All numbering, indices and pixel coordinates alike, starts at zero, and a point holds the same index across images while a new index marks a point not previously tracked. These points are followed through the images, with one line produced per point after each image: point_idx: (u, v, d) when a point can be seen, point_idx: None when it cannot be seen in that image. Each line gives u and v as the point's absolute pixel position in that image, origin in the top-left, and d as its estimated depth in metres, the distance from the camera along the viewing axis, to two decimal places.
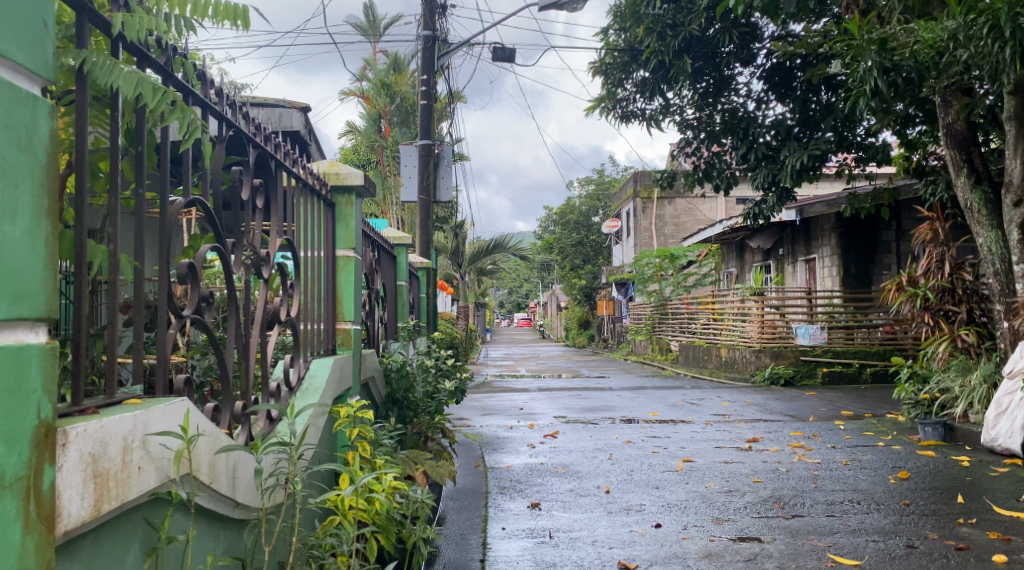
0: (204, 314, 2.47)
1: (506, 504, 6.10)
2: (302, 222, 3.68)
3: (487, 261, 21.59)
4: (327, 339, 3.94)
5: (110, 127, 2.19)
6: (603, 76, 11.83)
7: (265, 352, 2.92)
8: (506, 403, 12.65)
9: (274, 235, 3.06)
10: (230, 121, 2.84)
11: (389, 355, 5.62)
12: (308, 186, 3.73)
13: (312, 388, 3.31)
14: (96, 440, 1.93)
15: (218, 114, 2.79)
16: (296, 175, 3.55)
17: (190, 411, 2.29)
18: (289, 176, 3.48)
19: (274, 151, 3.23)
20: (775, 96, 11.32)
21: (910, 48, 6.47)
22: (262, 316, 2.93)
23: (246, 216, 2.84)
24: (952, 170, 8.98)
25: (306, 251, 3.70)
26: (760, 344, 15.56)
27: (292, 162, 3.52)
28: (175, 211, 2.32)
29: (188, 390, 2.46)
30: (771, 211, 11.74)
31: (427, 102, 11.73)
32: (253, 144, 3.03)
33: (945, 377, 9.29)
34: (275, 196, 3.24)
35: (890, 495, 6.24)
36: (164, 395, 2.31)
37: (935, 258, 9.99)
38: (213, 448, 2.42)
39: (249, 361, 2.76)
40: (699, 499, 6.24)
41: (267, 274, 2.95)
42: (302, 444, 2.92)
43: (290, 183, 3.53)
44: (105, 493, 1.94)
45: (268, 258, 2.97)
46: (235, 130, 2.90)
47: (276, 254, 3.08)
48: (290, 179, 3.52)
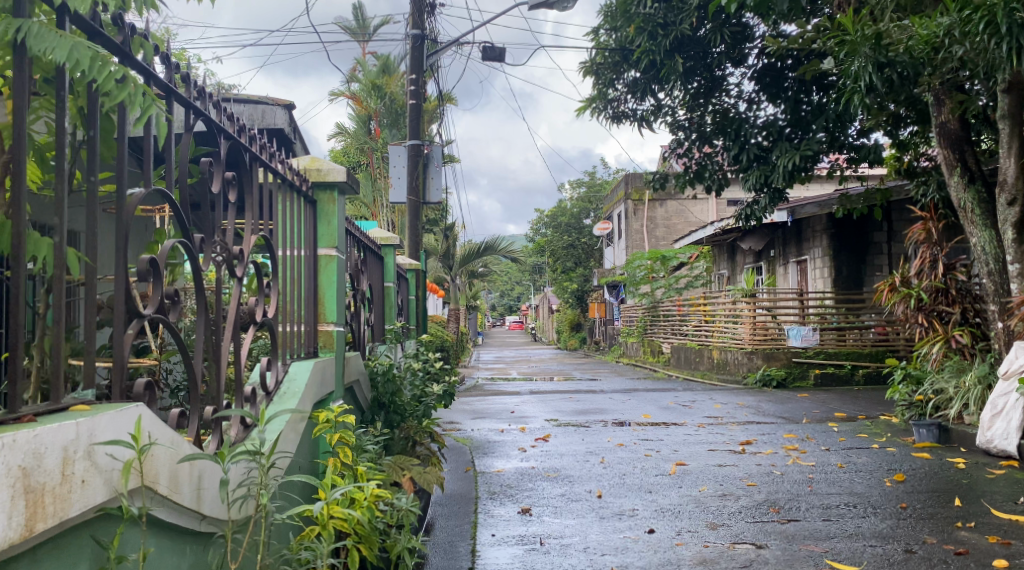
0: (169, 313, 2.35)
1: (497, 510, 5.98)
2: (280, 219, 3.55)
3: (478, 263, 21.50)
4: (307, 341, 3.82)
5: (56, 109, 2.10)
6: (594, 76, 11.75)
7: (238, 355, 2.79)
8: (497, 406, 12.53)
9: (248, 234, 2.93)
10: (199, 109, 2.72)
11: (375, 358, 5.50)
12: (288, 183, 3.61)
13: (290, 392, 3.18)
14: (29, 452, 1.81)
15: (185, 101, 2.66)
16: (274, 170, 3.43)
17: (141, 417, 2.12)
18: (266, 170, 3.36)
19: (248, 144, 3.11)
20: (767, 96, 11.22)
21: (905, 45, 6.36)
22: (236, 317, 2.80)
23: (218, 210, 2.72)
24: (945, 169, 8.89)
25: (285, 250, 3.59)
26: (752, 346, 15.51)
27: (271, 156, 3.40)
28: (131, 206, 2.22)
29: (150, 395, 2.33)
30: (762, 212, 11.63)
31: (416, 102, 11.61)
32: (225, 135, 2.91)
33: (939, 379, 9.16)
34: (250, 192, 3.11)
35: (887, 499, 6.14)
36: (120, 400, 2.18)
37: (928, 259, 9.92)
38: (173, 458, 2.28)
39: (221, 365, 2.64)
40: (693, 504, 6.13)
41: (242, 273, 2.81)
42: (278, 451, 2.79)
43: (268, 177, 3.40)
44: (39, 510, 1.82)
45: (242, 256, 2.83)
46: (204, 119, 2.77)
47: (251, 253, 2.94)
48: (267, 173, 3.39)
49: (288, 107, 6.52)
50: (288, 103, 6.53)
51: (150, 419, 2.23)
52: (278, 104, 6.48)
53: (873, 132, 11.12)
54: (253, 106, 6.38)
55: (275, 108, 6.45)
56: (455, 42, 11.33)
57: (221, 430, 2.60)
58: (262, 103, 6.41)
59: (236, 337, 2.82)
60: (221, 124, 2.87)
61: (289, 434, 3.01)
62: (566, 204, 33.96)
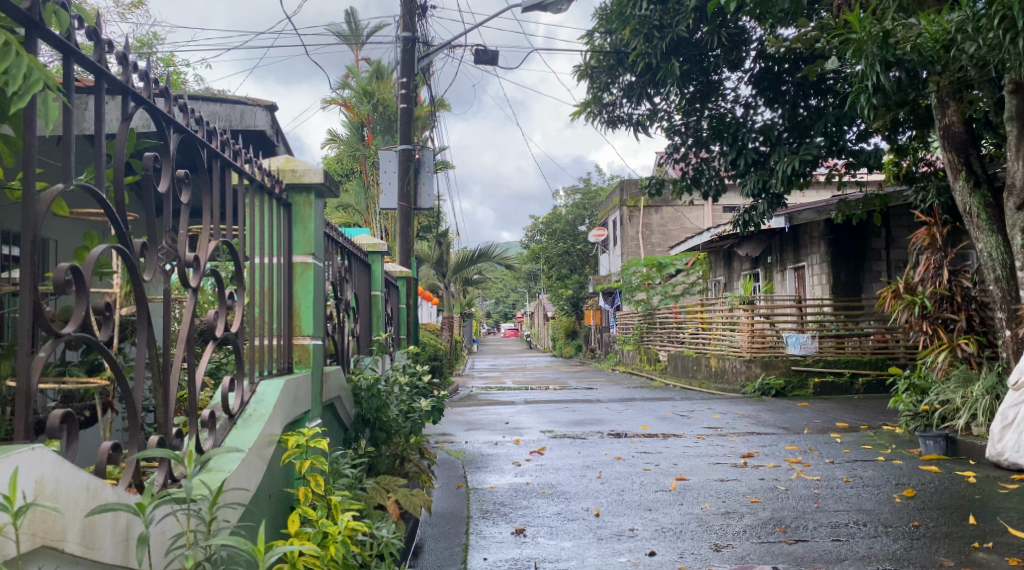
0: (95, 330, 2.17)
1: (489, 530, 5.70)
2: (250, 224, 3.29)
3: (471, 271, 21.21)
4: (278, 356, 3.54)
5: None
6: (588, 79, 11.47)
7: (195, 384, 2.55)
8: (491, 417, 12.23)
9: (205, 240, 2.66)
10: (137, 95, 2.48)
11: (360, 372, 5.19)
12: (259, 185, 3.34)
13: (257, 415, 2.91)
14: None
15: (120, 86, 2.42)
16: (242, 171, 3.16)
17: (17, 470, 1.87)
18: (231, 168, 3.10)
19: (204, 138, 2.85)
20: (764, 101, 10.97)
21: (912, 43, 6.06)
22: (192, 332, 2.52)
23: (170, 210, 2.44)
24: (950, 173, 8.62)
25: (253, 257, 3.33)
26: (750, 354, 15.23)
27: (238, 154, 3.14)
28: (38, 200, 2.08)
29: (67, 431, 2.12)
30: (761, 218, 11.41)
31: (406, 106, 11.33)
32: (176, 126, 2.66)
33: (945, 388, 8.86)
34: (208, 192, 2.84)
35: (897, 516, 5.87)
36: (24, 442, 1.99)
37: (933, 265, 9.65)
38: (78, 508, 2.06)
39: (169, 398, 2.41)
40: (695, 523, 5.85)
41: (196, 283, 2.53)
42: (235, 487, 2.54)
43: (234, 177, 3.15)
44: None
45: (198, 265, 2.55)
46: (147, 107, 2.52)
47: (208, 260, 2.65)
48: (232, 173, 3.13)
49: (269, 107, 6.08)
50: (270, 103, 6.08)
51: (46, 467, 1.98)
52: (259, 104, 6.01)
53: (873, 136, 10.86)
54: (232, 106, 5.89)
55: (256, 108, 5.97)
56: (446, 45, 11.05)
57: (168, 465, 2.40)
58: (242, 103, 5.93)
59: (192, 353, 2.55)
60: (170, 114, 2.61)
61: (254, 461, 2.75)
62: (561, 211, 33.72)
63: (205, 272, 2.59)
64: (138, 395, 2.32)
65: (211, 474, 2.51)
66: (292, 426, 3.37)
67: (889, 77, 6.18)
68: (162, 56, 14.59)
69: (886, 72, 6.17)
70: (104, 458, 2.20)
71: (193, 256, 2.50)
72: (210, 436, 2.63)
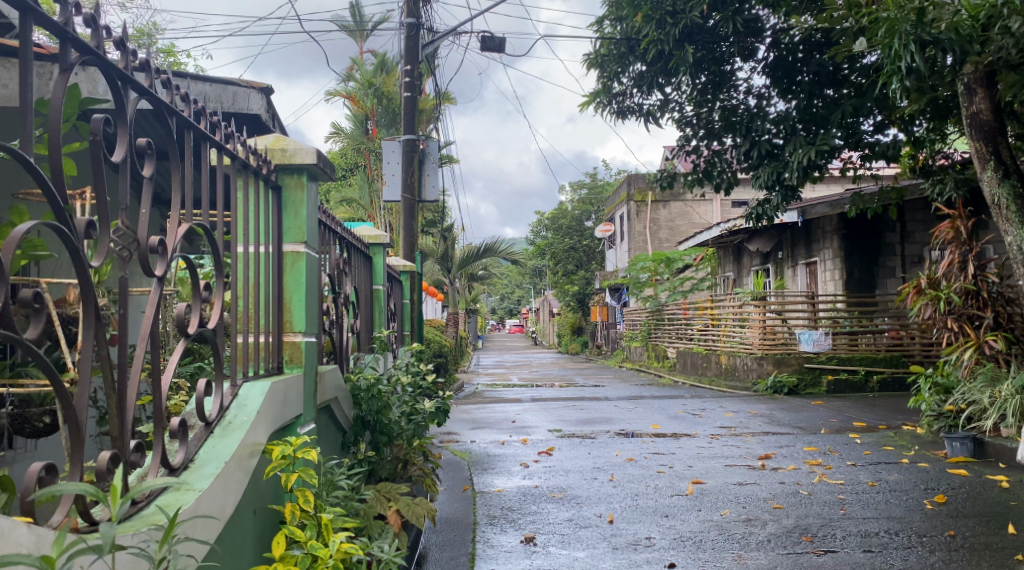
0: (23, 328, 1.88)
1: (498, 538, 5.37)
2: (235, 207, 2.98)
3: (477, 267, 20.86)
4: (266, 356, 3.23)
5: None
6: (599, 68, 11.07)
7: (160, 389, 2.26)
8: (497, 415, 11.90)
9: (175, 222, 2.35)
10: (80, 44, 2.11)
11: (359, 371, 4.84)
12: (241, 161, 3.03)
13: (238, 422, 2.59)
14: None
15: (59, 32, 2.06)
16: (218, 142, 2.86)
17: None
18: (204, 138, 2.80)
19: (169, 101, 2.54)
20: (777, 91, 10.59)
21: (951, 21, 5.68)
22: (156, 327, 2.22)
23: (121, 186, 2.12)
24: (977, 164, 8.22)
25: (240, 245, 3.03)
26: (761, 351, 14.88)
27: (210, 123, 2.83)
28: None
29: None
30: (773, 210, 10.85)
31: (410, 95, 10.99)
32: (135, 87, 2.34)
33: (971, 388, 8.51)
34: (178, 163, 2.53)
35: (931, 525, 5.53)
36: None
37: (957, 259, 9.25)
38: None
39: (123, 406, 2.14)
40: (716, 531, 5.52)
41: (162, 271, 2.22)
42: (205, 512, 2.24)
43: (211, 150, 2.85)
44: None
45: (165, 251, 2.24)
46: (94, 58, 2.17)
47: (176, 244, 2.34)
48: (208, 143, 2.83)
49: (264, 90, 5.73)
50: (264, 86, 5.73)
51: None
52: (253, 87, 5.65)
53: (891, 127, 10.51)
54: (225, 87, 5.50)
55: (251, 91, 5.61)
56: (452, 32, 10.68)
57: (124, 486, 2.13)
58: (236, 84, 5.55)
59: (157, 348, 2.24)
60: (125, 72, 2.28)
61: (233, 475, 2.43)
62: (567, 207, 33.38)
63: (172, 257, 2.28)
64: (81, 404, 2.04)
65: (180, 493, 2.22)
66: (280, 431, 3.05)
67: (926, 58, 5.77)
68: (162, 45, 14.24)
69: (922, 51, 5.74)
70: (32, 482, 1.94)
71: (157, 241, 2.19)
72: (181, 447, 2.33)
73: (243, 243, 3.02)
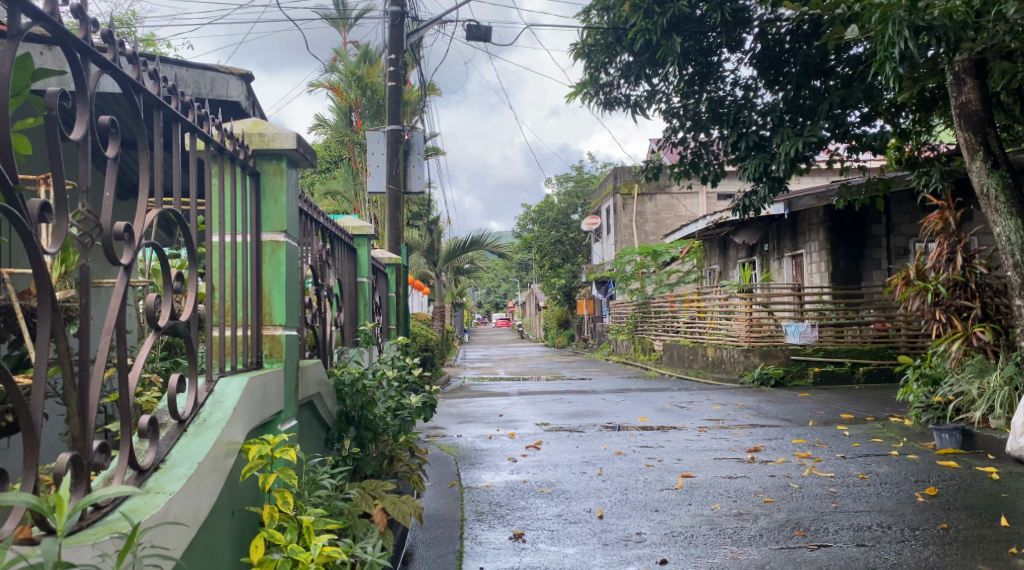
0: None
1: (486, 535, 5.28)
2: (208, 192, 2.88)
3: (463, 260, 20.75)
4: (243, 350, 3.12)
5: None
6: (585, 58, 10.97)
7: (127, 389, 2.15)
8: (483, 409, 11.79)
9: (144, 206, 2.23)
10: (31, 9, 1.99)
11: (343, 365, 4.71)
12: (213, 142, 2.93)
13: (213, 419, 2.47)
14: None
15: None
16: (186, 121, 2.76)
17: None
18: (173, 117, 2.69)
19: (134, 76, 2.44)
20: (764, 83, 10.50)
21: (946, 6, 5.57)
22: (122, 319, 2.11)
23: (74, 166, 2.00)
24: (966, 154, 8.12)
25: (210, 234, 2.93)
26: (748, 344, 14.83)
27: (178, 102, 2.73)
28: None
29: None
30: (761, 202, 10.77)
31: (395, 85, 10.82)
32: (94, 60, 2.23)
33: (960, 379, 8.45)
34: (145, 141, 2.43)
35: (923, 518, 5.47)
36: None
37: (946, 250, 9.16)
38: None
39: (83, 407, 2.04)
40: (707, 526, 5.44)
41: (129, 259, 2.10)
42: (175, 516, 2.13)
43: (180, 129, 2.74)
44: None
45: (132, 238, 2.12)
46: (47, 25, 2.05)
47: (145, 231, 2.23)
48: (177, 123, 2.73)
49: (243, 76, 5.59)
50: (243, 72, 5.58)
51: None
52: (232, 73, 5.50)
53: (878, 118, 10.45)
54: (203, 73, 5.31)
55: (230, 77, 5.45)
56: (437, 21, 10.54)
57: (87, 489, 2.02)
58: (214, 69, 5.36)
59: (125, 342, 2.13)
60: (85, 42, 2.17)
61: (208, 476, 2.32)
62: (553, 200, 33.28)
63: (140, 244, 2.15)
64: (36, 403, 1.96)
65: (148, 496, 2.11)
66: (260, 428, 2.94)
67: (918, 43, 5.67)
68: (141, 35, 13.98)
69: (915, 37, 5.65)
70: None
71: (124, 226, 2.07)
72: (151, 447, 2.23)
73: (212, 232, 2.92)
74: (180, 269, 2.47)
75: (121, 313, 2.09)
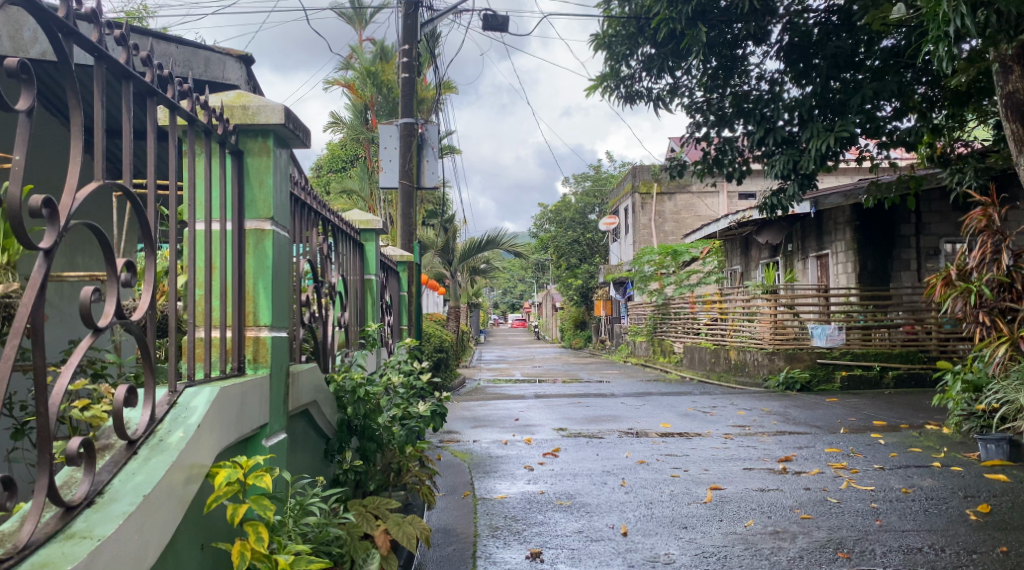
0: None
1: (501, 554, 4.86)
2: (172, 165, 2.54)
3: (479, 260, 20.29)
4: (221, 355, 2.88)
5: None
6: (606, 50, 10.52)
7: (44, 407, 1.98)
8: (499, 413, 11.36)
9: (76, 179, 2.06)
10: None
11: (347, 368, 4.31)
12: (168, 102, 2.54)
13: (172, 441, 2.35)
14: None
15: None
16: (137, 77, 2.37)
17: None
18: (121, 71, 2.33)
19: (56, 12, 2.08)
20: (791, 77, 9.95)
21: None
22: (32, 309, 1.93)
23: None
24: (1014, 149, 7.31)
25: (171, 222, 2.53)
26: (773, 346, 14.31)
27: (127, 55, 2.35)
28: None
29: None
30: (789, 200, 10.25)
31: (408, 76, 10.41)
32: None
33: (1005, 387, 7.88)
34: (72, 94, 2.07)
35: (980, 540, 5.01)
36: None
37: (989, 249, 8.64)
38: None
39: None
40: (741, 546, 5.00)
41: (49, 243, 1.97)
42: (107, 548, 2.01)
43: (130, 89, 2.37)
44: None
45: (55, 217, 1.99)
46: None
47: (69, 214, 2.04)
48: (125, 80, 2.35)
49: (242, 58, 5.24)
50: (243, 53, 5.23)
51: None
52: (230, 54, 5.16)
53: (911, 114, 9.92)
54: (196, 52, 4.97)
55: (226, 58, 5.12)
56: (453, 11, 10.10)
57: None
58: (208, 49, 5.03)
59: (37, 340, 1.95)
60: None
61: (160, 504, 2.22)
62: (571, 199, 32.76)
63: (68, 224, 2.03)
64: None
65: (67, 544, 1.97)
66: (237, 447, 2.76)
67: (975, 20, 5.32)
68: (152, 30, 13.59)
69: (971, 13, 5.31)
70: None
71: (41, 201, 1.92)
72: (85, 478, 2.09)
73: (175, 220, 2.54)
74: (127, 259, 2.18)
75: (34, 308, 1.92)
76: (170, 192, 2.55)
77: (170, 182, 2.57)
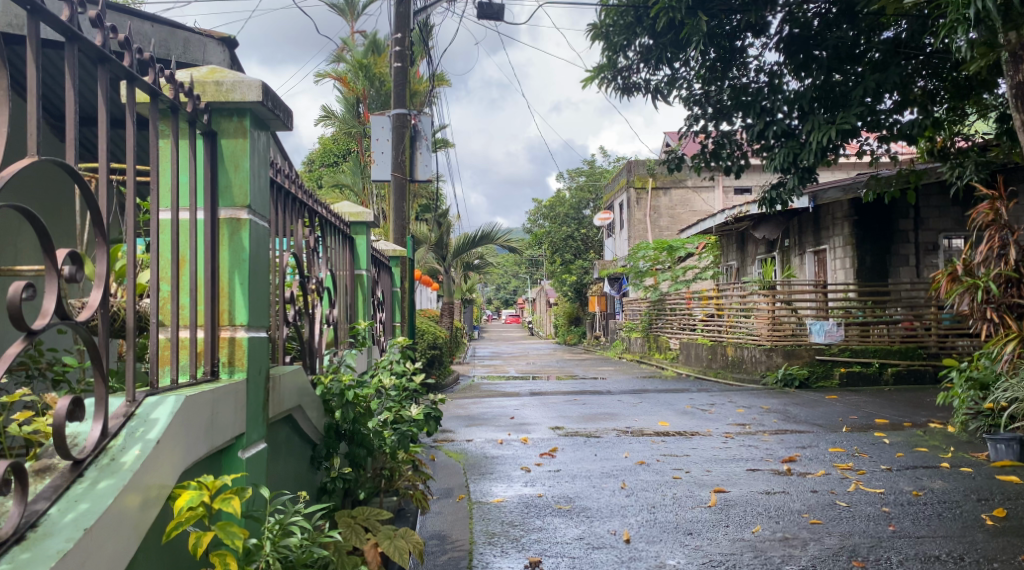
0: None
1: (498, 563, 4.62)
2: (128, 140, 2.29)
3: (473, 255, 20.01)
4: (191, 359, 2.65)
5: None
6: (603, 40, 10.25)
7: None
8: (493, 411, 11.11)
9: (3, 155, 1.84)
10: None
11: (334, 368, 4.05)
12: (125, 72, 2.30)
13: (123, 460, 2.14)
14: None
15: None
16: (83, 39, 2.11)
17: None
18: (66, 32, 2.07)
19: None
20: (791, 70, 9.61)
21: None
22: None
23: None
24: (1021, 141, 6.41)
25: (128, 210, 2.29)
26: (770, 343, 14.07)
27: (72, 12, 2.08)
28: None
29: None
30: (789, 193, 10.04)
31: (400, 66, 10.15)
32: None
33: (1014, 385, 7.66)
34: None
35: (999, 547, 4.78)
36: None
37: (997, 244, 8.39)
38: None
39: None
40: (750, 554, 4.77)
41: None
42: None
43: (75, 53, 2.12)
44: None
45: None
46: None
47: None
48: (70, 42, 2.09)
49: (223, 41, 5.04)
50: (224, 36, 5.03)
51: None
52: (211, 36, 4.95)
53: (912, 107, 9.66)
54: (174, 33, 4.75)
55: (207, 41, 4.91)
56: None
57: None
58: (187, 30, 4.81)
59: None
60: None
61: (105, 534, 2.01)
62: (564, 194, 32.45)
63: None
64: None
65: None
66: (207, 461, 2.54)
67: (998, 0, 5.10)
68: None
69: None
70: None
71: None
72: (17, 507, 1.89)
73: (131, 206, 2.30)
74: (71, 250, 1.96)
75: None
76: (127, 178, 2.32)
77: (128, 165, 2.33)
